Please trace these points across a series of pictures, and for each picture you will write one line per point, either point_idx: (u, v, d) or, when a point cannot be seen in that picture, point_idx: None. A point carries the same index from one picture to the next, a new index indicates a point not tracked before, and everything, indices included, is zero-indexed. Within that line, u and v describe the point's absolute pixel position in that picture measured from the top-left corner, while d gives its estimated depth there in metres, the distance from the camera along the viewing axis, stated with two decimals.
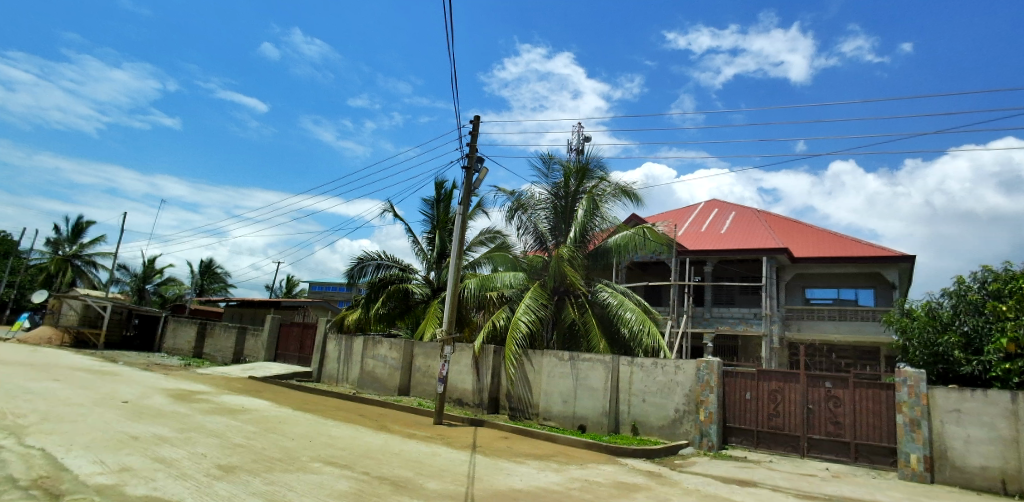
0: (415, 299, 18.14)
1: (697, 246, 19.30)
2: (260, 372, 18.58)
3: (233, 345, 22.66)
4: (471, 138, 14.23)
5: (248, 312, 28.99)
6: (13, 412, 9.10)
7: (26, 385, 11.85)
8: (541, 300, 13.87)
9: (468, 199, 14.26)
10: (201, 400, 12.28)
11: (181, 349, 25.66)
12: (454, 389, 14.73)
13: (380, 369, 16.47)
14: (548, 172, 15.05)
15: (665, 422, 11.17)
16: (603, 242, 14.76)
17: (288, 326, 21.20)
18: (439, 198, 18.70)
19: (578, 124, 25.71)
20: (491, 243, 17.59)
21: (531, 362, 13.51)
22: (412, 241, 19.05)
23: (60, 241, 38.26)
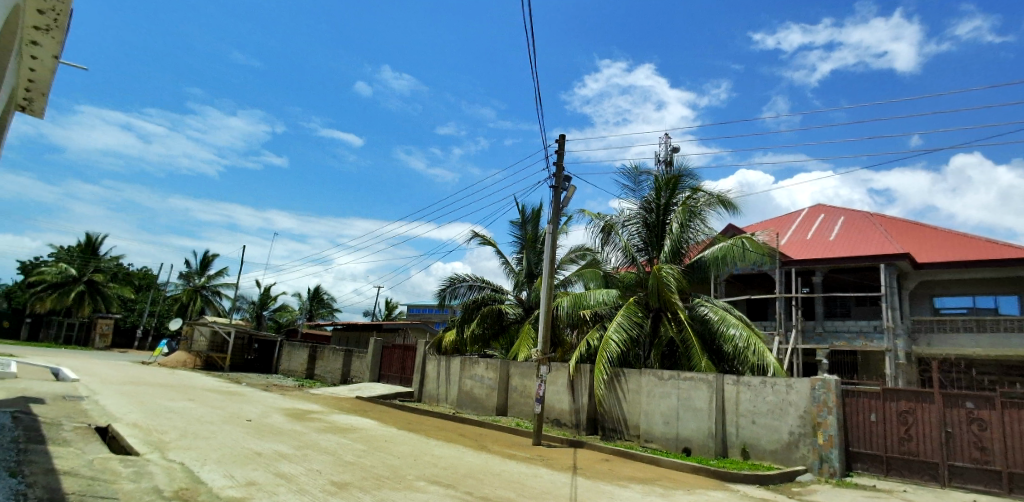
0: (509, 319, 18.30)
1: (802, 254, 18.05)
2: (366, 393, 19.52)
3: (341, 367, 23.99)
4: (558, 157, 14.35)
5: (352, 334, 30.62)
6: (157, 429, 10.17)
7: (166, 404, 13.19)
8: (634, 318, 13.52)
9: (557, 218, 14.29)
10: (315, 419, 13.07)
11: (295, 371, 27.51)
12: (552, 409, 14.59)
13: (477, 389, 16.71)
14: (637, 187, 14.77)
15: (780, 446, 10.40)
16: (698, 256, 14.23)
17: (390, 348, 22.13)
18: (526, 219, 18.89)
19: (664, 135, 25.12)
20: (581, 260, 17.47)
21: (627, 382, 13.14)
22: (502, 262, 19.35)
23: (191, 274, 42.72)
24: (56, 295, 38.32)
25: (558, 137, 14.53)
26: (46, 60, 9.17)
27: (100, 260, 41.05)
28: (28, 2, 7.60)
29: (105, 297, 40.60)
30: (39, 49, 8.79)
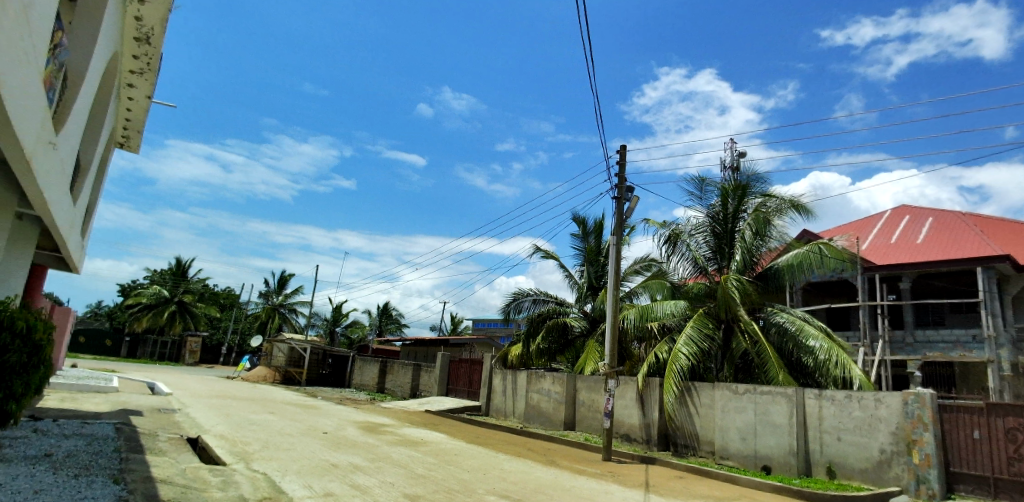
0: (574, 333, 18.16)
1: (886, 259, 16.94)
2: (435, 406, 19.86)
3: (410, 381, 24.55)
4: (619, 168, 14.22)
5: (420, 349, 31.31)
6: (242, 440, 10.75)
7: (250, 417, 13.92)
8: (704, 330, 13.09)
9: (620, 229, 14.12)
10: (387, 432, 13.42)
11: (367, 385, 28.38)
12: (621, 424, 14.27)
13: (545, 403, 16.63)
14: (703, 195, 14.36)
15: (870, 465, 9.71)
16: (772, 264, 13.64)
17: (457, 363, 22.46)
18: (588, 231, 18.74)
19: (730, 141, 24.42)
20: (647, 271, 17.13)
21: (699, 396, 12.70)
22: (566, 276, 19.27)
23: (270, 293, 45.23)
24: (152, 315, 41.47)
25: (619, 147, 14.42)
26: (141, 101, 10.05)
27: (189, 282, 44.16)
28: (124, 51, 8.39)
29: (194, 316, 43.56)
30: (135, 91, 9.67)
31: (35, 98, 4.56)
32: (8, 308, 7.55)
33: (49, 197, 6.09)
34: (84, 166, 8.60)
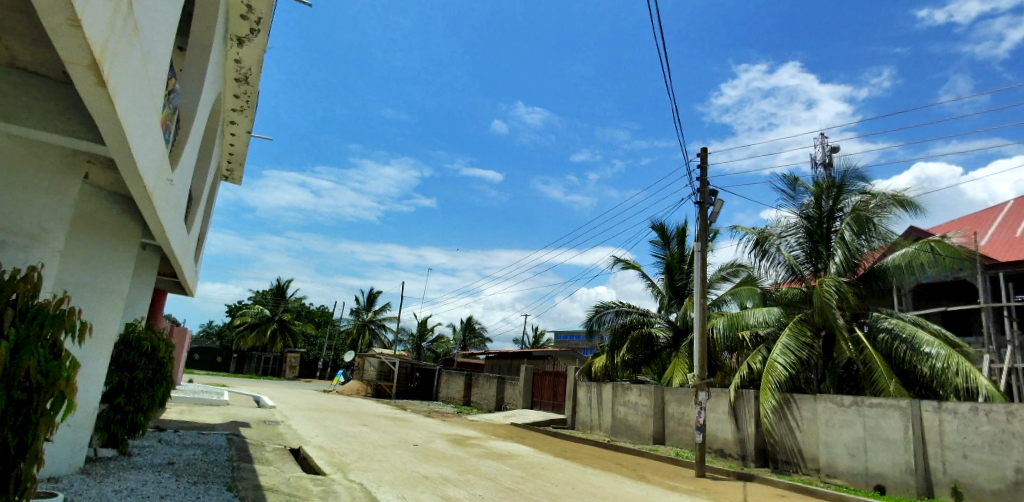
0: (660, 344, 17.66)
1: (1011, 256, 15.22)
2: (521, 419, 19.93)
3: (495, 394, 24.81)
4: (701, 171, 13.77)
5: (504, 363, 31.62)
6: (339, 451, 11.29)
7: (347, 429, 14.61)
8: (802, 338, 12.34)
9: (705, 235, 13.65)
10: (475, 444, 13.62)
11: (453, 398, 28.96)
12: (714, 439, 13.66)
13: (632, 416, 16.23)
14: (794, 195, 13.60)
15: (1004, 486, 8.66)
16: (876, 265, 12.64)
17: (541, 375, 22.45)
18: (670, 238, 18.19)
19: (819, 135, 23.13)
20: (735, 277, 16.39)
21: (800, 408, 11.93)
22: (649, 284, 18.81)
23: (361, 309, 47.26)
24: (256, 333, 44.72)
25: (700, 150, 14.03)
26: (242, 135, 10.95)
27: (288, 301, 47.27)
28: (227, 91, 9.19)
29: (293, 334, 46.48)
30: (236, 127, 10.54)
31: (154, 140, 5.08)
32: (135, 329, 8.53)
33: (168, 229, 6.77)
34: (196, 197, 9.49)
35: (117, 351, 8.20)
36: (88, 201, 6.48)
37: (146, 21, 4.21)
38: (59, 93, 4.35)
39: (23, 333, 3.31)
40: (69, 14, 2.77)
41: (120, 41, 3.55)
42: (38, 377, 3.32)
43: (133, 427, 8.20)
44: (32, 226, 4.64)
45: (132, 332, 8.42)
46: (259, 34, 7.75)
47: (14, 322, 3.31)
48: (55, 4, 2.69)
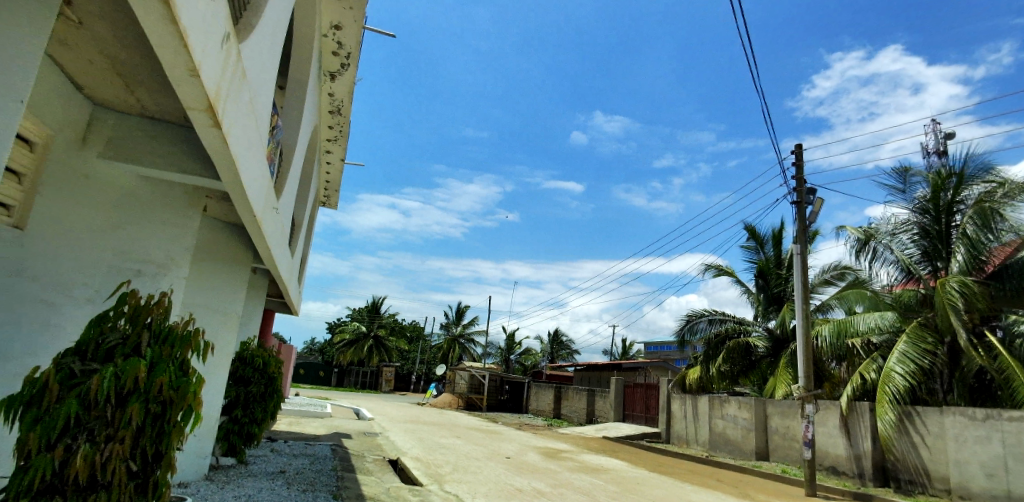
0: (758, 354, 16.73)
1: None
2: (614, 433, 19.55)
3: (586, 406, 24.52)
4: (796, 169, 13.01)
5: (593, 375, 31.24)
6: (435, 463, 11.62)
7: (441, 441, 15.01)
8: (923, 345, 11.21)
9: (805, 236, 12.84)
10: (567, 458, 13.53)
11: (543, 410, 28.95)
12: (825, 455, 12.68)
13: (731, 430, 15.45)
14: (906, 188, 12.49)
15: None
16: (1008, 262, 11.30)
17: (632, 388, 21.95)
18: (765, 240, 17.25)
19: (931, 123, 21.32)
20: (840, 280, 15.25)
21: (923, 422, 10.82)
22: (744, 290, 17.92)
23: (450, 323, 48.62)
24: (354, 348, 47.17)
25: (794, 147, 13.29)
26: (336, 163, 11.69)
27: (382, 318, 49.52)
28: (322, 123, 9.87)
29: (388, 349, 48.56)
30: (331, 156, 11.28)
31: (261, 172, 5.53)
32: (249, 347, 9.28)
33: (275, 254, 7.33)
34: (298, 223, 10.22)
35: (235, 367, 8.95)
36: (208, 231, 7.20)
37: (253, 66, 4.64)
38: (180, 136, 4.86)
39: (158, 353, 3.71)
40: (189, 66, 3.12)
41: (231, 86, 3.93)
42: (170, 391, 3.67)
43: (248, 437, 8.87)
44: (161, 256, 5.23)
45: (247, 350, 9.18)
46: (349, 67, 8.30)
47: (151, 342, 3.73)
48: (176, 57, 3.03)
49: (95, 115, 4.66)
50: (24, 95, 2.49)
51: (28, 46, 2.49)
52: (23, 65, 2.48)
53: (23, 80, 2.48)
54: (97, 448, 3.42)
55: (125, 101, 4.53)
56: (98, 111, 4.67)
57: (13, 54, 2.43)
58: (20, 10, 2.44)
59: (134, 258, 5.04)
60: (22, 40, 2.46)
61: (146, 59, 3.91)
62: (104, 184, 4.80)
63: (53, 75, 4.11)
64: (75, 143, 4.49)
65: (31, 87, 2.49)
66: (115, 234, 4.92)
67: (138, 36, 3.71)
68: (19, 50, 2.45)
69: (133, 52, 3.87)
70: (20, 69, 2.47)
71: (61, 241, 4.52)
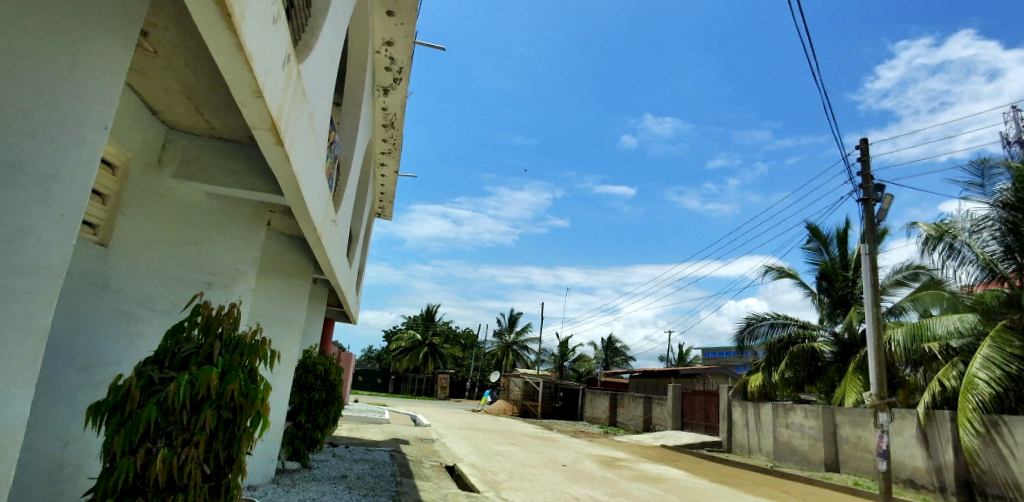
0: (825, 360, 15.95)
1: None
2: (672, 441, 19.07)
3: (642, 414, 24.02)
4: (862, 165, 12.38)
5: (650, 382, 30.60)
6: (491, 470, 11.65)
7: (497, 448, 15.04)
8: (1010, 348, 10.31)
9: (873, 235, 12.18)
10: (624, 466, 13.30)
11: (599, 418, 28.56)
12: (902, 468, 11.91)
13: (798, 439, 14.76)
14: (985, 181, 11.63)
15: None
16: None
17: (690, 395, 21.35)
18: (830, 240, 16.45)
19: (1012, 112, 19.91)
20: (914, 281, 14.33)
21: (1013, 433, 10.00)
22: (808, 293, 17.14)
23: (504, 331, 48.83)
24: (410, 356, 48.11)
25: (859, 141, 12.65)
26: (390, 175, 12.00)
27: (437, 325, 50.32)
28: (376, 136, 10.15)
29: (443, 356, 49.27)
30: (386, 168, 11.60)
31: (321, 187, 5.75)
32: (310, 355, 9.62)
33: (334, 265, 7.59)
34: (355, 234, 10.54)
35: (298, 375, 9.31)
36: (273, 245, 7.55)
37: (312, 85, 4.84)
38: (245, 154, 5.12)
39: (229, 361, 3.90)
40: (254, 89, 3.27)
41: (292, 105, 4.11)
42: (240, 397, 3.85)
43: (312, 442, 9.13)
44: (231, 269, 5.55)
45: (309, 358, 9.52)
46: (401, 81, 8.50)
47: (222, 351, 3.92)
48: (242, 79, 3.18)
49: (170, 138, 4.98)
50: (107, 120, 2.67)
51: (110, 73, 2.66)
52: (106, 90, 2.66)
53: (107, 105, 2.66)
54: (174, 451, 3.61)
55: (195, 122, 4.80)
56: (173, 134, 4.99)
57: (95, 81, 2.60)
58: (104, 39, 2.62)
59: (206, 271, 5.35)
60: (105, 69, 2.64)
61: (215, 83, 4.14)
62: (180, 202, 5.10)
63: (131, 101, 4.42)
64: (152, 163, 4.79)
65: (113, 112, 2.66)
66: (189, 250, 5.23)
67: (206, 61, 3.93)
68: (103, 78, 2.63)
69: (203, 77, 4.11)
70: (103, 95, 2.64)
71: (140, 256, 4.81)
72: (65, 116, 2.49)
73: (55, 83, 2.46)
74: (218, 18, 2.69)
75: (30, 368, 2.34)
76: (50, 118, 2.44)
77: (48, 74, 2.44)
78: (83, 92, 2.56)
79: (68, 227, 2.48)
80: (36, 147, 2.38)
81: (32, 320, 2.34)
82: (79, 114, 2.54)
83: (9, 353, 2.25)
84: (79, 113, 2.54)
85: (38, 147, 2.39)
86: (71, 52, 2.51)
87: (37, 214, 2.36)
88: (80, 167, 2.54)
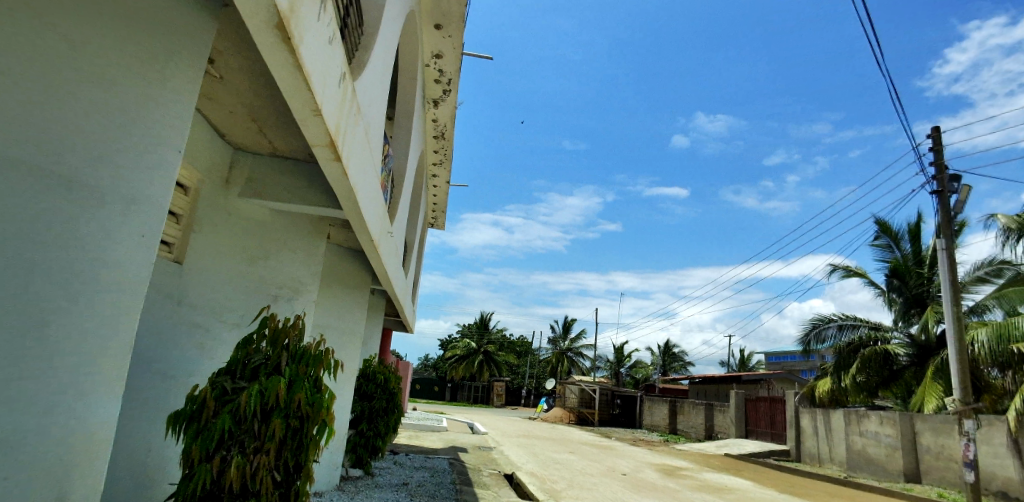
0: (900, 363, 15.02)
1: None
2: (736, 450, 18.41)
3: (704, 421, 23.33)
4: (934, 155, 11.65)
5: (710, 388, 29.70)
6: (550, 478, 11.58)
7: (555, 456, 14.94)
8: None
9: (950, 229, 11.41)
10: (687, 476, 12.93)
11: (658, 425, 27.94)
12: (991, 479, 11.04)
13: (873, 448, 13.95)
14: None
15: None
16: None
17: (754, 401, 20.58)
18: (901, 236, 15.50)
19: None
20: (998, 278, 13.31)
21: None
22: (878, 293, 16.20)
23: (558, 338, 48.56)
24: (466, 364, 48.69)
25: (930, 130, 11.91)
26: (442, 186, 12.20)
27: (491, 334, 50.65)
28: (428, 148, 10.37)
29: (497, 364, 49.56)
30: (438, 179, 11.82)
31: (377, 200, 5.90)
32: (370, 364, 9.87)
33: (391, 277, 7.79)
34: (410, 245, 10.79)
35: (360, 384, 9.57)
36: (333, 258, 7.80)
37: (367, 102, 4.99)
38: (303, 171, 5.30)
39: (295, 371, 4.03)
40: (312, 106, 3.38)
41: (348, 121, 4.23)
42: (307, 407, 3.97)
43: (374, 450, 9.36)
44: (293, 282, 5.80)
45: (369, 367, 9.77)
46: (450, 93, 8.64)
47: (289, 362, 4.06)
48: (301, 98, 3.30)
49: (235, 159, 5.22)
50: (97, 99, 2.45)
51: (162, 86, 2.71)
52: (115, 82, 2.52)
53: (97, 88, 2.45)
54: (247, 459, 3.76)
55: (259, 143, 5.03)
56: (238, 155, 5.23)
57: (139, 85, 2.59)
58: (169, 59, 2.71)
59: (271, 284, 5.60)
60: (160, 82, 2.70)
61: (278, 104, 4.31)
62: (247, 220, 5.35)
63: (199, 125, 4.66)
64: (220, 183, 5.03)
65: (187, 136, 2.81)
66: (255, 265, 5.47)
67: (267, 83, 4.08)
68: (156, 88, 2.66)
69: (263, 98, 4.28)
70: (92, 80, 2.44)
71: (212, 272, 5.06)
72: (115, 123, 2.51)
73: (139, 111, 2.60)
74: (276, 39, 2.79)
75: (117, 379, 2.50)
76: (135, 144, 2.58)
77: (132, 102, 2.56)
78: (163, 118, 2.70)
79: (149, 247, 2.64)
80: (123, 175, 2.54)
81: (119, 335, 2.50)
82: (159, 142, 2.70)
83: (99, 367, 2.41)
84: (127, 117, 2.56)
85: (122, 173, 2.53)
86: (142, 75, 2.61)
87: (123, 235, 2.53)
88: (159, 190, 2.69)
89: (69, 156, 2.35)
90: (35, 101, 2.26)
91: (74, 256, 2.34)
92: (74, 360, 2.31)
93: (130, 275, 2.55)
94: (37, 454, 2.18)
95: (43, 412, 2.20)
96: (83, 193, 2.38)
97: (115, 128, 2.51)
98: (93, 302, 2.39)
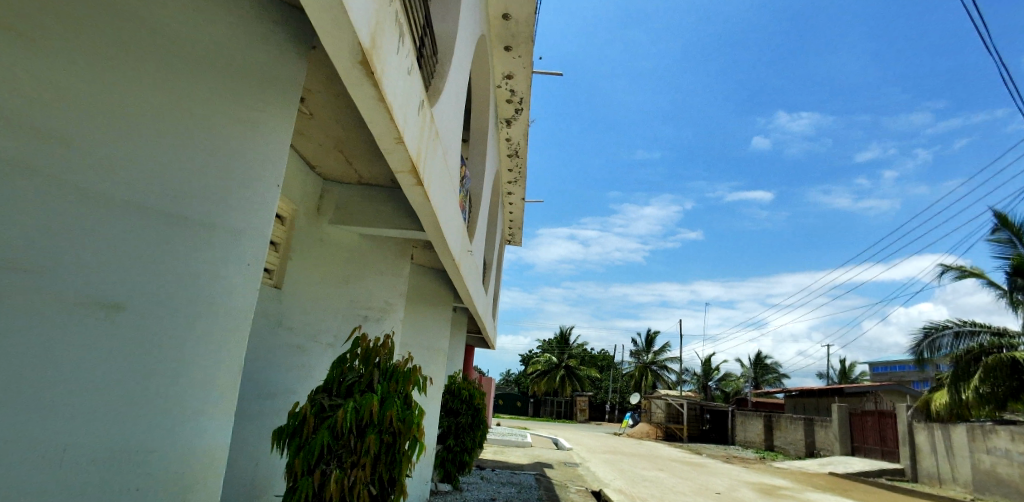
0: None
1: None
2: (842, 468, 17.09)
3: (803, 437, 21.86)
4: None
5: (809, 401, 27.86)
6: (639, 495, 11.27)
7: (643, 473, 14.51)
8: None
9: None
10: (787, 496, 12.13)
11: (752, 441, 26.49)
12: None
13: (1003, 468, 12.51)
14: None
15: None
16: None
17: (860, 416, 19.07)
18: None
19: None
20: None
21: None
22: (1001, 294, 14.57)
23: (640, 351, 47.25)
24: (547, 379, 48.52)
25: None
26: (518, 202, 12.34)
27: (572, 348, 50.20)
28: (502, 166, 10.56)
29: (580, 379, 49.00)
30: (513, 196, 11.97)
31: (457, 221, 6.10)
32: (455, 380, 10.08)
33: (473, 295, 7.96)
34: (488, 262, 10.96)
35: (446, 400, 9.79)
36: (416, 277, 8.07)
37: (444, 127, 5.19)
38: (387, 196, 5.56)
39: (387, 388, 4.20)
40: (395, 135, 3.56)
41: (428, 146, 4.42)
42: (398, 422, 4.10)
43: (462, 465, 9.53)
44: (382, 302, 6.01)
45: (454, 383, 9.98)
46: (522, 111, 8.76)
47: (381, 379, 4.24)
48: (383, 128, 3.48)
49: (326, 189, 5.57)
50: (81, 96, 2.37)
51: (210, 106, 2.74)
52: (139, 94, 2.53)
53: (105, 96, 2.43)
54: (345, 472, 3.93)
55: (347, 173, 5.36)
56: (327, 185, 5.57)
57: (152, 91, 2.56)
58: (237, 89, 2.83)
59: (361, 305, 5.86)
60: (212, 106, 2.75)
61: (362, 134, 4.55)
62: (338, 245, 5.67)
63: (294, 159, 5.02)
64: (313, 212, 5.38)
65: (202, 126, 2.69)
66: (346, 287, 5.76)
67: (349, 114, 4.32)
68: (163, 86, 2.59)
69: (346, 129, 4.54)
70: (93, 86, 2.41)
71: (309, 296, 5.41)
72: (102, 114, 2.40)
73: (175, 122, 2.60)
74: (360, 75, 2.96)
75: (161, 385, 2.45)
76: (154, 141, 2.52)
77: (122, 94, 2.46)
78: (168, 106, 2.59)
79: (164, 241, 2.52)
80: (164, 191, 2.55)
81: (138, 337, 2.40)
82: (200, 157, 2.68)
83: (132, 371, 2.36)
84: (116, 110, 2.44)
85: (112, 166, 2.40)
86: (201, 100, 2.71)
87: (157, 244, 2.50)
88: (172, 179, 2.57)
89: (103, 170, 2.37)
90: (62, 113, 2.30)
91: (98, 262, 2.32)
92: (94, 367, 2.26)
93: (170, 284, 2.52)
94: (73, 465, 2.16)
95: (78, 423, 2.19)
96: (116, 206, 2.39)
97: (152, 143, 2.52)
98: (118, 308, 2.35)
